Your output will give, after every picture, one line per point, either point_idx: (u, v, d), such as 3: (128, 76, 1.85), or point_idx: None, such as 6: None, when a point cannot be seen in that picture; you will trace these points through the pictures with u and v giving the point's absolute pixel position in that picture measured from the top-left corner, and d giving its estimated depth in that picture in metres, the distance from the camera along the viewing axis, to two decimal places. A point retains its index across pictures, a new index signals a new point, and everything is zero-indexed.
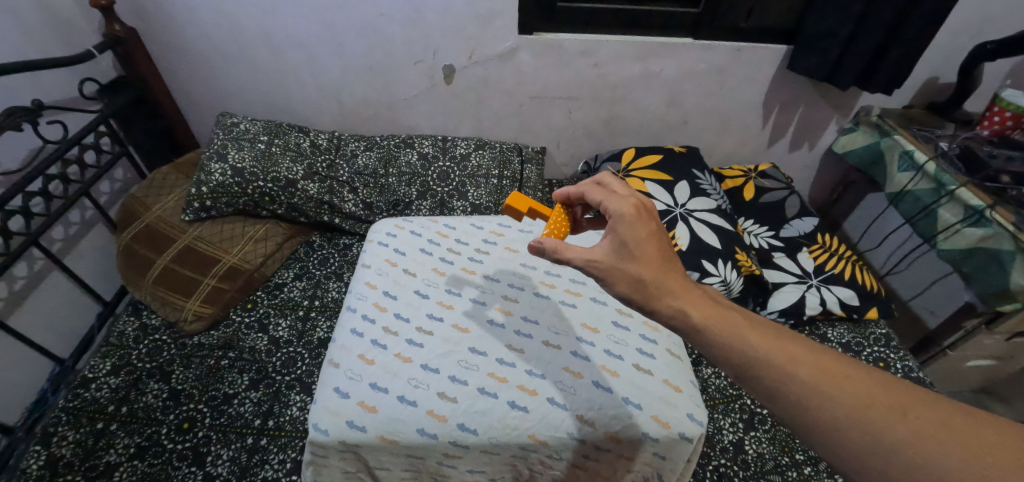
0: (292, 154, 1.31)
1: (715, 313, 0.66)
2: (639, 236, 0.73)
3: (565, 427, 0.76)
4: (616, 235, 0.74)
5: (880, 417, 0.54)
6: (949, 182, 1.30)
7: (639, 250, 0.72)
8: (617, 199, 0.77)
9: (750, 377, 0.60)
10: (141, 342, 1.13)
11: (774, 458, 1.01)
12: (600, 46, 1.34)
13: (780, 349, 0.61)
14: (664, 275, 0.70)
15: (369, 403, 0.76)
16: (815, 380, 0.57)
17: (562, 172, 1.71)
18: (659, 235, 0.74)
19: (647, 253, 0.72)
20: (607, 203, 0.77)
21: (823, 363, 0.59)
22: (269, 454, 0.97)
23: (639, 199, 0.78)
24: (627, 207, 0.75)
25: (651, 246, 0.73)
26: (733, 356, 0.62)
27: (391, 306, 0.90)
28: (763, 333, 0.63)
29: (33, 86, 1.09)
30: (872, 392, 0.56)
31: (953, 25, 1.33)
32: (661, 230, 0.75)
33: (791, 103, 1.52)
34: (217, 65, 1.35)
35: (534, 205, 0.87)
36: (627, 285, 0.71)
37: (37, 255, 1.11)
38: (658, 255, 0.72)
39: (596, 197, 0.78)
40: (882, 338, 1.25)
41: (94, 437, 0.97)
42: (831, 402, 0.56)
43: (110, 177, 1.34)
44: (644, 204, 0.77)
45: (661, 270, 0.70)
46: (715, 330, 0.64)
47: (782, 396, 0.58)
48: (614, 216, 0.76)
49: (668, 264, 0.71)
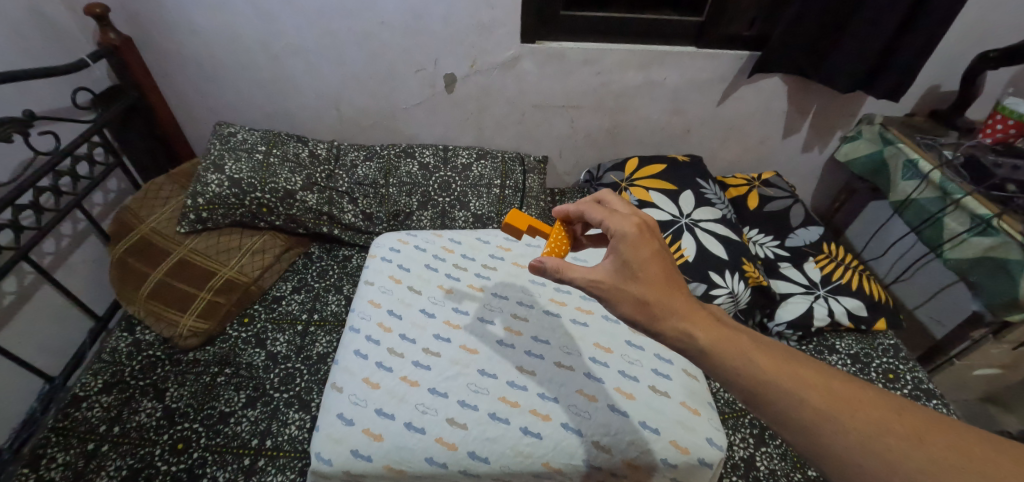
0: (290, 165, 1.29)
1: (722, 336, 0.64)
2: (642, 257, 0.71)
3: (580, 454, 0.74)
4: (618, 256, 0.71)
5: (898, 444, 0.52)
6: (955, 191, 1.28)
7: (643, 270, 0.70)
8: (619, 218, 0.73)
9: (760, 402, 0.58)
10: (134, 358, 1.09)
11: (786, 474, 0.98)
12: (603, 55, 1.33)
13: (790, 373, 0.59)
14: (670, 295, 0.68)
15: (376, 431, 0.74)
16: (829, 405, 0.55)
17: (563, 180, 1.69)
18: (662, 254, 0.72)
19: (651, 273, 0.70)
20: (608, 223, 0.74)
21: (836, 387, 0.57)
22: (267, 475, 0.93)
23: (642, 218, 0.75)
24: (628, 226, 0.73)
25: (656, 267, 0.70)
26: (743, 380, 0.60)
27: (396, 326, 0.87)
28: (772, 355, 0.61)
29: (23, 96, 1.06)
30: (888, 417, 0.54)
31: (956, 33, 1.33)
32: (663, 249, 0.73)
33: (794, 112, 1.51)
34: (214, 74, 1.33)
35: (534, 223, 0.84)
36: (631, 306, 0.69)
37: (27, 268, 1.08)
38: (662, 276, 0.70)
39: (596, 215, 0.75)
40: (891, 350, 1.23)
41: (85, 459, 0.94)
42: (845, 428, 0.54)
43: (104, 187, 1.31)
44: (646, 223, 0.75)
45: (665, 290, 0.68)
46: (722, 353, 0.62)
47: (795, 423, 0.56)
48: (615, 235, 0.73)
49: (673, 285, 0.69)
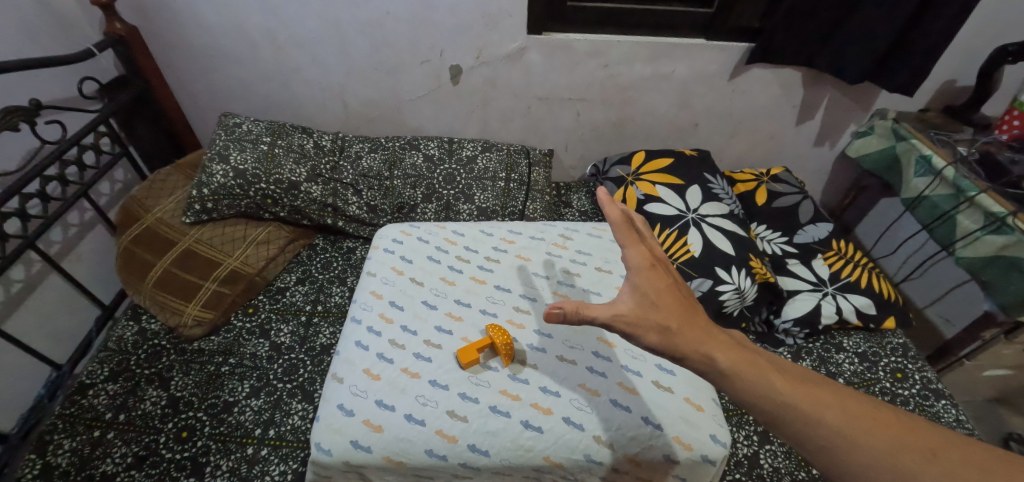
0: (294, 156, 1.28)
1: (739, 356, 0.61)
2: (658, 288, 0.68)
3: (582, 448, 0.73)
4: (635, 288, 0.67)
5: (913, 461, 0.51)
6: (969, 189, 1.25)
7: (662, 299, 0.66)
8: (637, 249, 0.69)
9: (779, 422, 0.56)
10: (140, 347, 1.10)
11: (790, 472, 0.99)
12: (611, 47, 1.31)
13: (806, 392, 0.57)
14: (690, 320, 0.65)
15: (376, 422, 0.73)
16: (844, 423, 0.54)
17: (569, 174, 1.68)
18: (676, 287, 0.69)
19: (669, 303, 0.66)
20: (627, 251, 0.69)
21: (849, 404, 0.56)
22: (270, 465, 0.94)
23: (654, 252, 0.72)
24: (643, 260, 0.69)
25: (671, 298, 0.67)
26: (760, 400, 0.58)
27: (397, 318, 0.86)
28: (786, 375, 0.59)
29: (30, 86, 1.07)
30: (900, 433, 0.53)
31: (973, 26, 1.29)
32: (675, 281, 0.70)
33: (807, 106, 1.49)
34: (219, 63, 1.33)
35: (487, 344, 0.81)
36: (655, 337, 0.64)
37: (34, 257, 1.09)
38: (679, 307, 0.66)
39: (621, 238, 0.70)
40: (899, 349, 1.21)
41: (91, 445, 0.95)
42: (862, 447, 0.53)
43: (110, 177, 1.32)
44: (658, 258, 0.71)
45: (687, 319, 0.65)
46: (739, 373, 0.60)
47: (813, 442, 0.54)
48: (631, 267, 0.69)
49: (691, 311, 0.66)
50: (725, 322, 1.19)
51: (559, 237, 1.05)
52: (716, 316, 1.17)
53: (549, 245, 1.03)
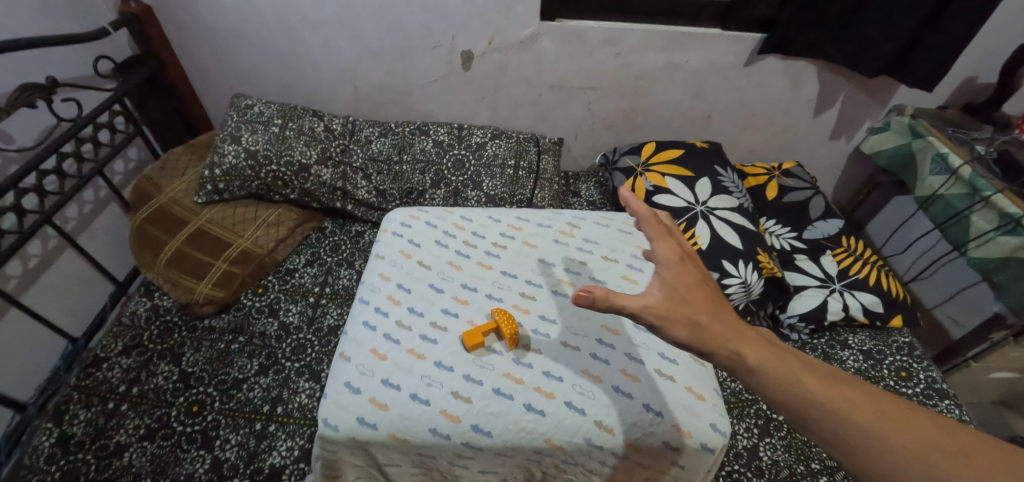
0: (305, 138, 1.29)
1: (769, 353, 0.61)
2: (686, 284, 0.67)
3: (583, 432, 0.74)
4: (663, 281, 0.67)
5: (947, 466, 0.50)
6: (985, 188, 1.23)
7: (690, 295, 0.66)
8: (666, 244, 0.70)
9: (807, 421, 0.55)
10: (153, 322, 1.13)
11: (789, 466, 1.00)
12: (625, 35, 1.30)
13: (837, 391, 0.56)
14: (718, 316, 0.64)
15: (381, 400, 0.75)
16: (877, 425, 0.53)
17: (578, 164, 1.67)
18: (705, 283, 0.68)
19: (698, 298, 0.66)
20: (656, 246, 0.70)
21: (882, 406, 0.55)
22: (278, 440, 0.96)
23: (683, 248, 0.72)
24: (673, 254, 0.69)
25: (700, 293, 0.67)
26: (789, 398, 0.57)
27: (404, 300, 0.87)
28: (819, 376, 0.58)
29: (47, 63, 1.08)
30: (931, 435, 0.52)
31: (998, 21, 1.26)
32: (705, 277, 0.69)
33: (822, 100, 1.47)
34: (231, 44, 1.33)
35: (483, 330, 0.81)
36: (682, 330, 0.63)
37: (51, 233, 1.11)
38: (707, 302, 0.66)
39: (650, 232, 0.71)
40: (905, 348, 1.21)
41: (105, 416, 0.98)
42: (893, 449, 0.52)
43: (125, 156, 1.33)
44: (688, 254, 0.71)
45: (714, 313, 0.64)
46: (768, 371, 0.59)
47: (842, 442, 0.53)
48: (660, 261, 0.69)
49: (720, 308, 0.66)
50: None
51: (566, 225, 1.05)
52: None
53: (556, 233, 1.04)
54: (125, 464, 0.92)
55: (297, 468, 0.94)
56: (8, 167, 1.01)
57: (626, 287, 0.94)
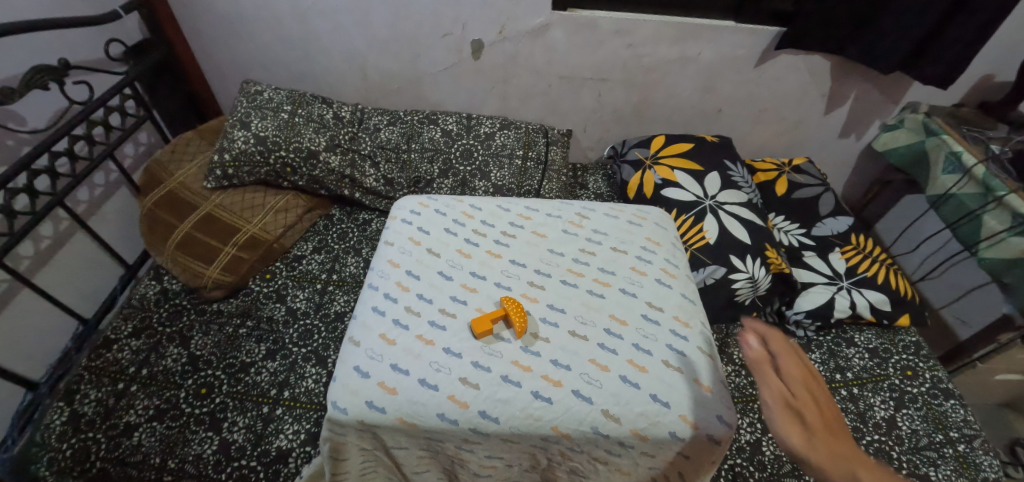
0: (314, 125, 1.29)
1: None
2: (805, 399, 0.66)
3: (590, 420, 0.75)
4: (781, 394, 0.66)
5: None
6: (998, 188, 1.22)
7: (809, 411, 0.65)
8: (786, 354, 0.70)
9: None
10: (162, 305, 1.14)
11: (791, 461, 1.00)
12: (637, 26, 1.28)
13: None
14: (837, 438, 0.62)
15: (390, 384, 0.75)
16: None
17: (587, 156, 1.67)
18: (824, 398, 0.67)
19: (816, 417, 0.64)
20: (775, 354, 0.70)
21: None
22: (285, 424, 0.97)
23: (802, 360, 0.71)
24: (792, 365, 0.70)
25: (819, 411, 0.65)
26: None
27: (413, 286, 0.88)
28: None
29: (59, 45, 1.08)
30: None
31: (1018, 17, 1.24)
32: (824, 394, 0.68)
33: (836, 96, 1.45)
34: (241, 29, 1.33)
35: (493, 316, 0.81)
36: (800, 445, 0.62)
37: (62, 215, 1.12)
38: (830, 422, 0.64)
39: (769, 340, 0.72)
40: (912, 347, 1.20)
41: (115, 397, 0.99)
42: None
43: (135, 140, 1.34)
44: (807, 367, 0.70)
45: (834, 434, 0.62)
46: None
47: None
48: (779, 371, 0.69)
49: (839, 429, 0.64)
50: (736, 311, 1.19)
51: (576, 216, 1.05)
52: (727, 304, 1.17)
53: (565, 223, 1.04)
54: (135, 443, 0.94)
55: (303, 451, 0.95)
56: (21, 149, 1.01)
57: (635, 279, 0.94)
